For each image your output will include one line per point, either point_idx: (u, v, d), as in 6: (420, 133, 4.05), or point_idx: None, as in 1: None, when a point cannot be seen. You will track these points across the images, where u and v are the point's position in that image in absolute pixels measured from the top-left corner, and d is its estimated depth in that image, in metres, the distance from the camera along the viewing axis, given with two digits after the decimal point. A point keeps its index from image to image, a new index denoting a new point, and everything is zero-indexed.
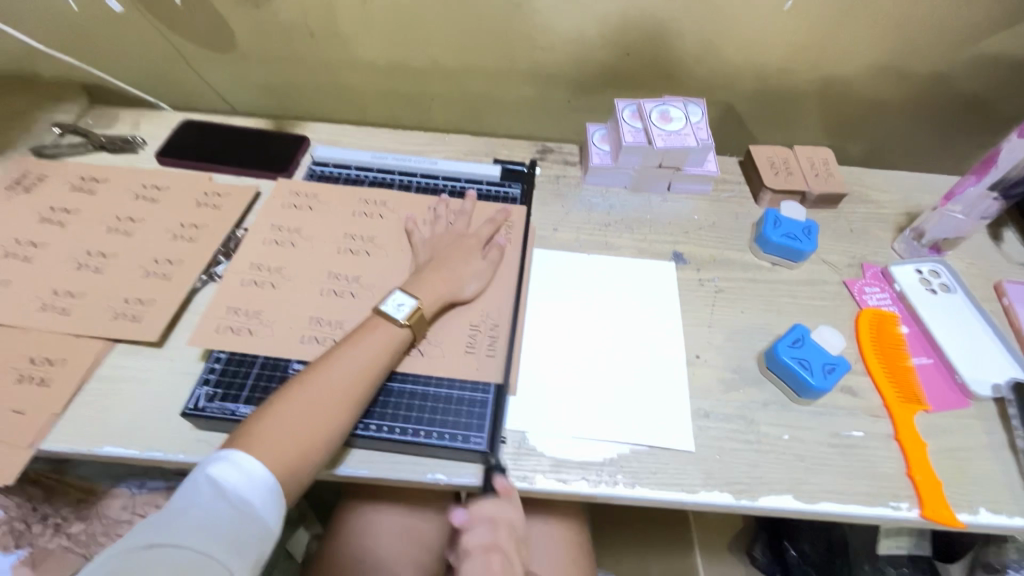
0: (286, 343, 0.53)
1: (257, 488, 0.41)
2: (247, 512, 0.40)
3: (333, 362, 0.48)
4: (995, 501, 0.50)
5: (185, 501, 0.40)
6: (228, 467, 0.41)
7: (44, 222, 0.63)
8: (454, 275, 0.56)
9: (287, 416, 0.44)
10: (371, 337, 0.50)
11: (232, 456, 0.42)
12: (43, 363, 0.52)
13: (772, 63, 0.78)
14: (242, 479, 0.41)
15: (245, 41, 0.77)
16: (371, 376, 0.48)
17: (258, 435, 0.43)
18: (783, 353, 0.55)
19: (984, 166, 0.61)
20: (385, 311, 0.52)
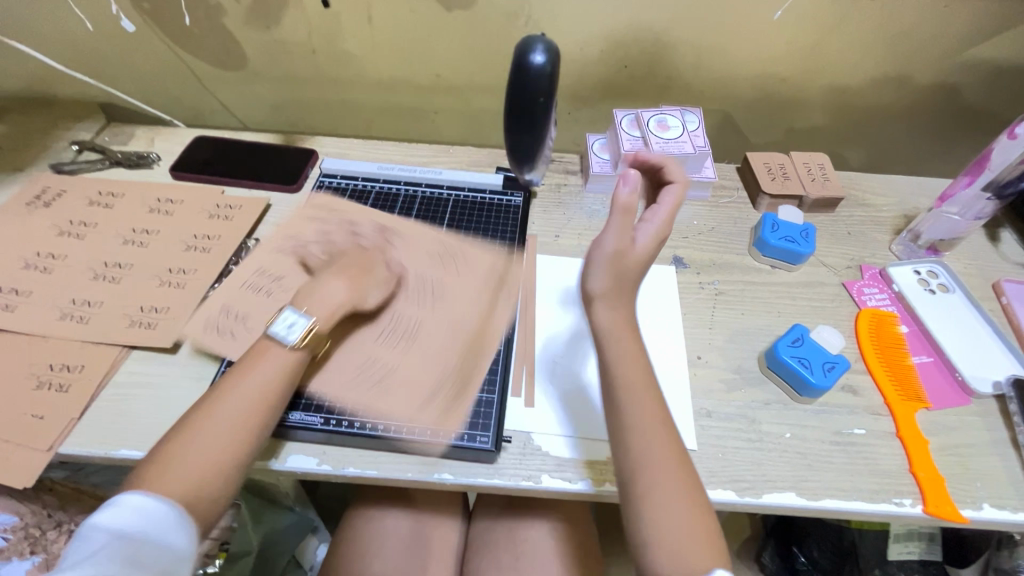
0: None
1: (156, 522, 0.39)
2: (156, 544, 0.39)
3: (245, 376, 0.47)
4: (999, 497, 0.50)
5: (86, 549, 0.38)
6: (122, 510, 0.39)
7: (63, 235, 0.65)
8: (354, 285, 0.55)
9: (200, 432, 0.43)
10: (265, 359, 0.48)
11: (122, 500, 0.40)
12: (62, 370, 0.54)
13: (767, 72, 0.80)
14: (137, 517, 0.39)
15: (256, 60, 0.80)
16: (267, 388, 0.47)
17: (175, 456, 0.42)
18: (783, 352, 0.56)
19: (976, 167, 0.63)
20: (275, 332, 0.49)
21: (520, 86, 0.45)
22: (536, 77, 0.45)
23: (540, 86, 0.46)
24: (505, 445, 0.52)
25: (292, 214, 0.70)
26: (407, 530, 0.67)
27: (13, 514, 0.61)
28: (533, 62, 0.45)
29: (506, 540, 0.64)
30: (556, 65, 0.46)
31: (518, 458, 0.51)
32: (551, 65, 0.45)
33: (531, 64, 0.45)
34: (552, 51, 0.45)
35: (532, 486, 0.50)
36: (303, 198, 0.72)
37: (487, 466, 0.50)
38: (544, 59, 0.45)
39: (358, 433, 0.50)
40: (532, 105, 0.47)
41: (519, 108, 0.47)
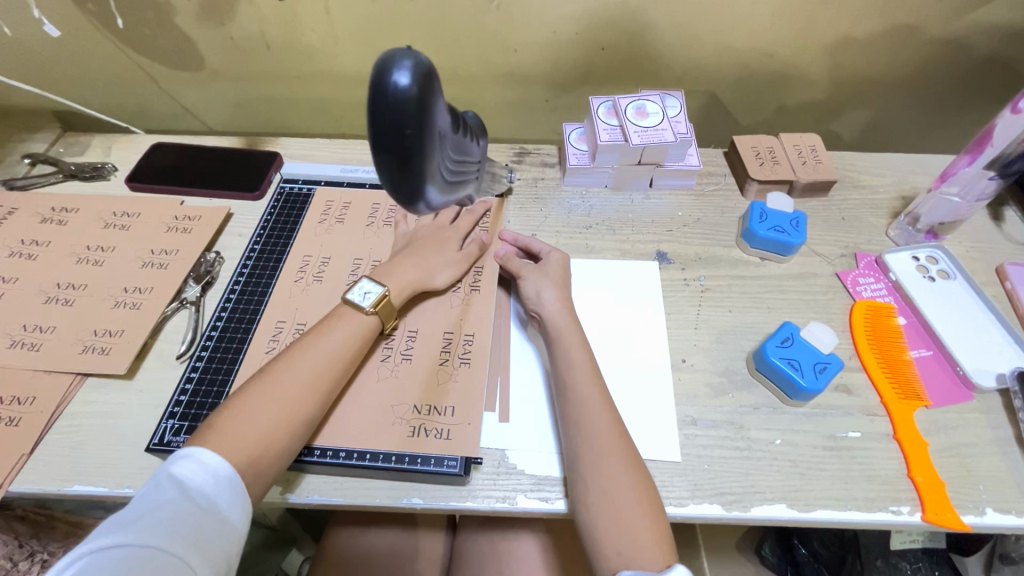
0: (251, 360, 0.53)
1: (222, 487, 0.40)
2: (211, 511, 0.39)
3: (304, 347, 0.48)
4: (1003, 501, 0.48)
5: (148, 502, 0.38)
6: (192, 466, 0.40)
7: (14, 257, 0.62)
8: (424, 264, 0.57)
9: (251, 407, 0.44)
10: (337, 326, 0.50)
11: (194, 454, 0.41)
12: (12, 402, 0.51)
13: (753, 49, 0.75)
14: (207, 478, 0.40)
15: (212, 59, 0.76)
16: (337, 361, 0.48)
17: (216, 434, 0.42)
18: (771, 354, 0.53)
19: (978, 145, 0.58)
20: (352, 299, 0.52)
21: (375, 126, 0.30)
22: (397, 104, 0.29)
23: (407, 111, 0.29)
24: (477, 466, 0.49)
25: (255, 223, 0.67)
26: (388, 546, 0.64)
27: None
28: (391, 80, 0.29)
29: (491, 555, 0.62)
30: (430, 85, 0.30)
31: (492, 479, 0.48)
32: (419, 83, 0.29)
33: (392, 87, 0.29)
34: (422, 67, 0.30)
35: (507, 508, 0.47)
36: (265, 206, 0.69)
37: (459, 489, 0.48)
38: (411, 77, 0.29)
39: (318, 461, 0.47)
40: (398, 139, 0.30)
41: (383, 146, 0.30)
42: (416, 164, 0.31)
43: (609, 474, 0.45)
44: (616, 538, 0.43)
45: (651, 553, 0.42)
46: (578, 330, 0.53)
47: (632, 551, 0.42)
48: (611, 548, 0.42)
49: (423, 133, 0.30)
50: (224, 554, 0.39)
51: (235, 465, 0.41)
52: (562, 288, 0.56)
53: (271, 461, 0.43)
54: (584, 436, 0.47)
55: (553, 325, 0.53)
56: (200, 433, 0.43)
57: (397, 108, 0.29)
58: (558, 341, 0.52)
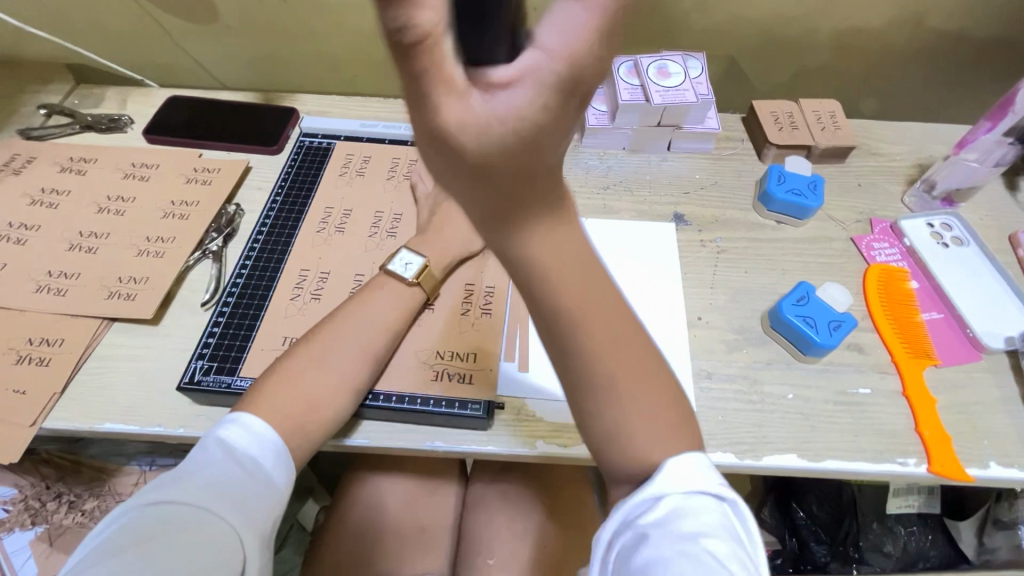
0: (276, 303, 0.55)
1: (267, 450, 0.42)
2: (256, 473, 0.41)
3: (349, 316, 0.49)
4: (1006, 455, 0.49)
5: (194, 462, 0.39)
6: (238, 430, 0.42)
7: (35, 205, 0.62)
8: (460, 230, 0.57)
9: (301, 374, 0.46)
10: (378, 296, 0.51)
11: (241, 419, 0.42)
12: (41, 344, 0.52)
13: (776, 12, 0.74)
14: (252, 441, 0.42)
15: (226, 11, 0.75)
16: (382, 330, 0.49)
17: (269, 398, 0.44)
18: (787, 312, 0.54)
19: (999, 111, 0.58)
20: (393, 270, 0.53)
21: None
22: None
23: None
24: (499, 412, 0.50)
25: (274, 177, 0.67)
26: (405, 495, 0.66)
27: (13, 487, 0.63)
28: None
29: None
30: None
31: (513, 426, 0.50)
32: None
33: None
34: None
35: (527, 453, 0.48)
36: (283, 160, 0.69)
37: (481, 434, 0.49)
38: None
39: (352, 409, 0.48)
40: None
41: None
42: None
43: None
44: None
45: None
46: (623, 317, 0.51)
47: None
48: None
49: None
50: (269, 516, 0.40)
51: (280, 431, 0.43)
52: None
53: (319, 423, 0.45)
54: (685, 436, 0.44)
55: None
56: (250, 395, 0.45)
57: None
58: None
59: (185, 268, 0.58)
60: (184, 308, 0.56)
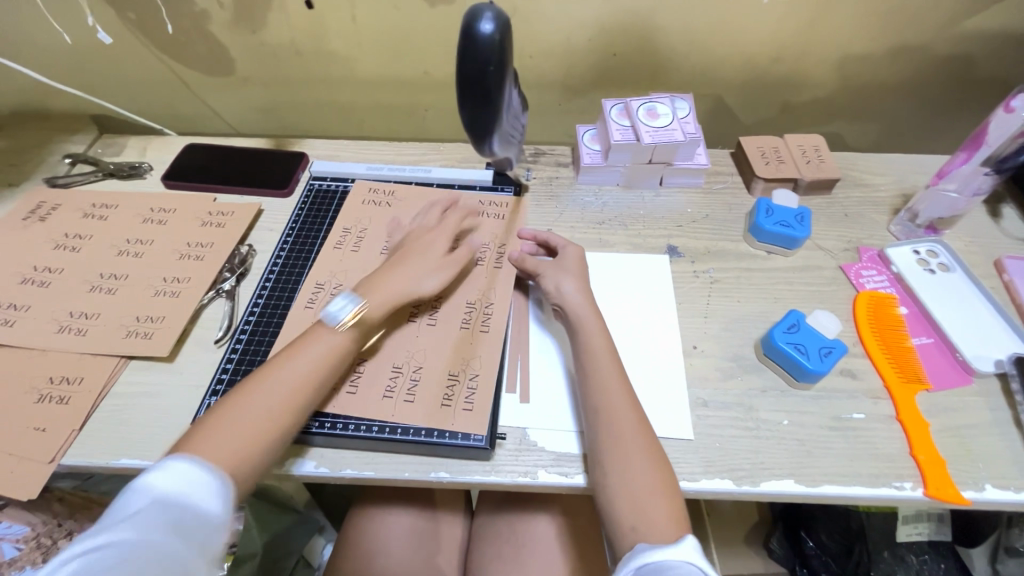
0: (292, 317, 0.58)
1: (200, 489, 0.40)
2: (194, 513, 0.39)
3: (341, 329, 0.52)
4: (1001, 477, 0.50)
5: (128, 513, 0.37)
6: (168, 475, 0.39)
7: (59, 249, 0.65)
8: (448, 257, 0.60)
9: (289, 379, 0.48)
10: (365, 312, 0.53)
11: (167, 464, 0.40)
12: (62, 383, 0.55)
13: (758, 54, 0.78)
14: (182, 485, 0.39)
15: (243, 64, 0.80)
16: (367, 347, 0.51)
17: (261, 402, 0.46)
18: (779, 340, 0.55)
19: (973, 143, 0.61)
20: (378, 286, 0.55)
21: (465, 55, 0.44)
22: (482, 42, 0.44)
23: (490, 53, 0.44)
24: (501, 443, 0.51)
25: (285, 218, 0.71)
26: (410, 528, 0.67)
27: (26, 525, 0.63)
28: (479, 27, 0.44)
29: (509, 535, 0.64)
30: (505, 31, 0.45)
31: (514, 456, 0.51)
32: (498, 28, 0.44)
33: (480, 32, 0.44)
34: (501, 20, 0.44)
35: (529, 482, 0.50)
36: (294, 202, 0.73)
37: (484, 464, 0.50)
38: (493, 26, 0.44)
39: (337, 436, 0.50)
40: (483, 76, 0.45)
41: (469, 82, 0.46)
42: (490, 102, 0.47)
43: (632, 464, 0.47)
44: (634, 515, 0.45)
45: (665, 526, 0.44)
46: (603, 330, 0.55)
47: (648, 524, 0.44)
48: (627, 522, 0.45)
49: (497, 72, 0.45)
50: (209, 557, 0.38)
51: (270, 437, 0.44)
52: (580, 280, 0.59)
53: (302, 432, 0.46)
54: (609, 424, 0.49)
55: (577, 320, 0.55)
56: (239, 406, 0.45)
57: (483, 47, 0.44)
58: (581, 330, 0.55)
59: (199, 307, 0.61)
60: (198, 344, 0.59)
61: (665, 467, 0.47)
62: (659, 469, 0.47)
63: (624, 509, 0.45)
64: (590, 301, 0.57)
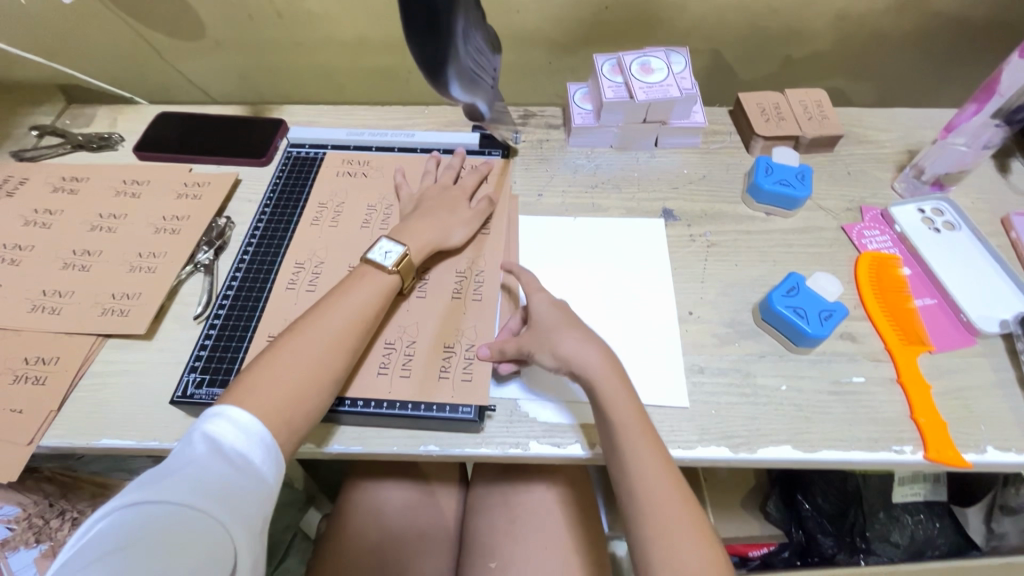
0: (275, 297, 0.56)
1: (254, 444, 0.41)
2: (247, 470, 0.40)
3: (328, 308, 0.49)
4: (1004, 439, 0.49)
5: (181, 460, 0.39)
6: (226, 425, 0.41)
7: (29, 225, 0.63)
8: (440, 224, 0.57)
9: (282, 361, 0.45)
10: (360, 286, 0.51)
11: (228, 413, 0.41)
12: (37, 362, 0.53)
13: (759, 4, 0.74)
14: (240, 438, 0.41)
15: (213, 26, 0.75)
16: (364, 324, 0.49)
17: (252, 386, 0.43)
18: (777, 303, 0.54)
19: (984, 93, 0.58)
20: (373, 259, 0.52)
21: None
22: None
23: None
24: (491, 414, 0.50)
25: (264, 189, 0.68)
26: (405, 501, 0.66)
27: (17, 505, 0.62)
28: None
29: (504, 506, 0.63)
30: None
31: (504, 427, 0.50)
32: None
33: None
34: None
35: (520, 453, 0.48)
36: (273, 171, 0.69)
37: (474, 436, 0.49)
38: None
39: (341, 411, 0.48)
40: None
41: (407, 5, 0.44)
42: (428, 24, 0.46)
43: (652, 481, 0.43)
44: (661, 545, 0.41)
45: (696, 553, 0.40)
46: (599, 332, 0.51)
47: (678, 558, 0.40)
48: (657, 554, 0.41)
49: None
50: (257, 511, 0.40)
51: (269, 425, 0.42)
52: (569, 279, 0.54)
53: (303, 417, 0.44)
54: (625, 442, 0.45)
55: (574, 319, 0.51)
56: (233, 392, 0.43)
57: None
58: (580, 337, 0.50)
59: (177, 283, 0.59)
60: (177, 321, 0.57)
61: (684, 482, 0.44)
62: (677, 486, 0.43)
63: (652, 539, 0.41)
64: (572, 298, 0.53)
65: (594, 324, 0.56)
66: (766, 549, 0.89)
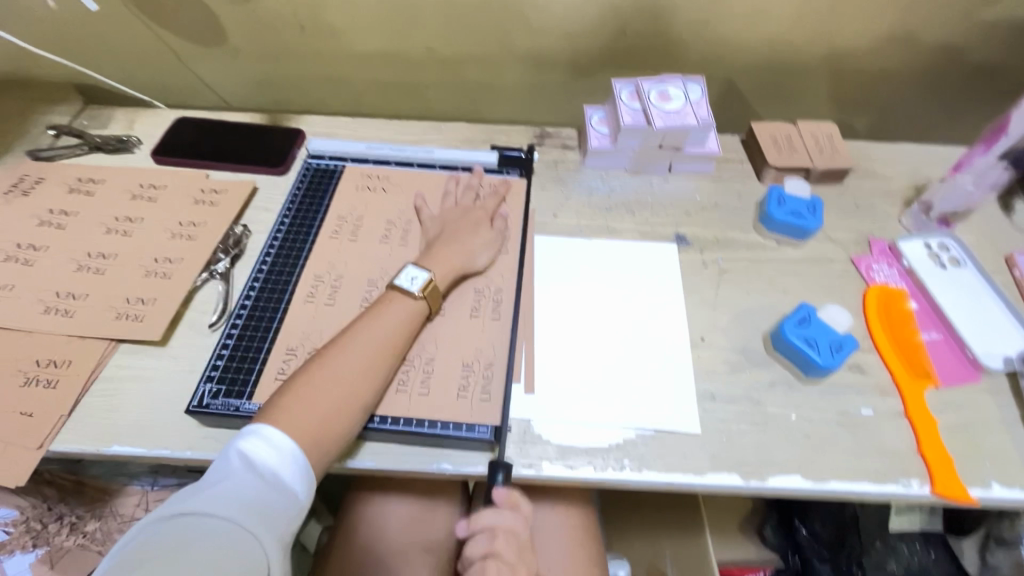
0: (293, 310, 0.56)
1: (285, 460, 0.41)
2: (277, 486, 0.40)
3: (357, 334, 0.49)
4: (1008, 476, 0.50)
5: (216, 477, 0.40)
6: (260, 443, 0.41)
7: (43, 225, 0.62)
8: (464, 248, 0.58)
9: (319, 382, 0.45)
10: (387, 312, 0.51)
11: (262, 431, 0.42)
12: (48, 365, 0.53)
13: (773, 36, 0.76)
14: (272, 454, 0.41)
15: (236, 34, 0.76)
16: (392, 349, 0.49)
17: (286, 407, 0.44)
18: (789, 333, 0.54)
19: (993, 134, 0.59)
20: (400, 285, 0.53)
21: None
22: None
23: None
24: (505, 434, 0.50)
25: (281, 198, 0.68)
26: (409, 516, 0.66)
27: (15, 508, 0.63)
28: None
29: None
30: None
31: (518, 447, 0.50)
32: None
33: None
34: None
35: (533, 474, 0.49)
36: (290, 181, 0.70)
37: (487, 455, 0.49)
38: None
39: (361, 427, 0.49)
40: None
41: None
42: None
43: None
44: None
45: None
46: None
47: None
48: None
49: None
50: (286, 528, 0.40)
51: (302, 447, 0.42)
52: None
53: (335, 441, 0.44)
54: None
55: None
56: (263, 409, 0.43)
57: None
58: None
59: (192, 289, 0.59)
60: (192, 327, 0.57)
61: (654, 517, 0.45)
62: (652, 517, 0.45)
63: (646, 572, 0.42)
64: None
65: (610, 346, 0.56)
66: (761, 573, 0.90)
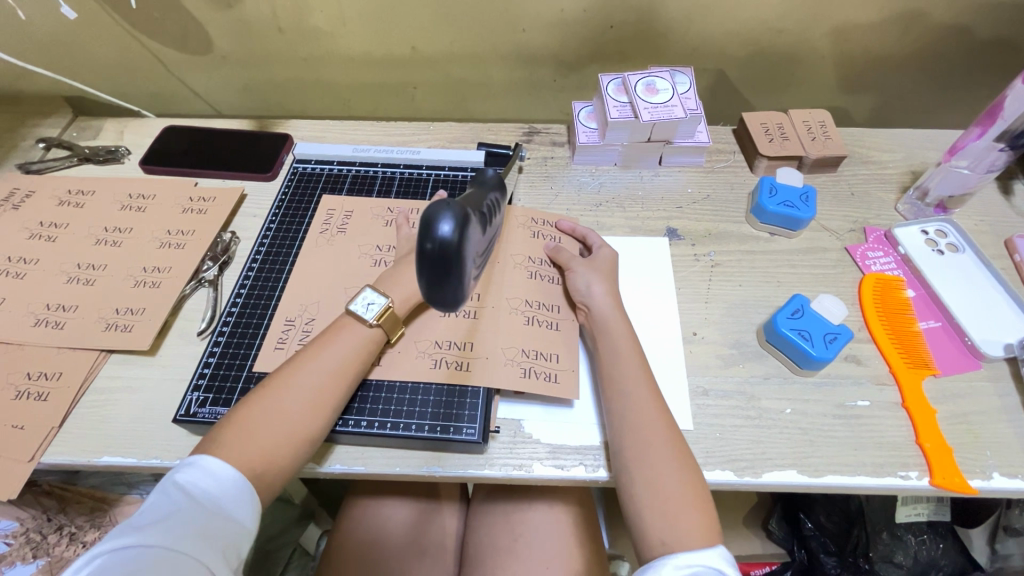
0: (280, 316, 0.56)
1: (229, 489, 0.40)
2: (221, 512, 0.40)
3: (307, 360, 0.47)
4: (1010, 465, 0.49)
5: (156, 512, 0.38)
6: (199, 472, 0.40)
7: (34, 238, 0.63)
8: None
9: (256, 419, 0.43)
10: (338, 339, 0.49)
11: (202, 462, 0.41)
12: (39, 378, 0.53)
13: (764, 24, 0.74)
14: (214, 483, 0.40)
15: (220, 41, 0.76)
16: (342, 380, 0.47)
17: (227, 441, 0.42)
18: (782, 325, 0.54)
19: (988, 117, 0.58)
20: (354, 311, 0.50)
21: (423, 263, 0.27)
22: (439, 250, 0.27)
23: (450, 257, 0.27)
24: (494, 435, 0.50)
25: (270, 204, 0.68)
26: (406, 518, 0.66)
27: (15, 519, 0.63)
28: (435, 230, 0.27)
29: (505, 525, 0.63)
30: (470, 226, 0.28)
31: (508, 448, 0.49)
32: (461, 228, 0.27)
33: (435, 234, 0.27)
34: (464, 210, 0.28)
35: (523, 476, 0.48)
36: (278, 186, 0.70)
37: (477, 457, 0.49)
38: (454, 225, 0.27)
39: (337, 432, 0.48)
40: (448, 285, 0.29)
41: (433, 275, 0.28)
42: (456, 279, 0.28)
43: (659, 468, 0.43)
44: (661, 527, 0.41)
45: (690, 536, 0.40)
46: (627, 326, 0.52)
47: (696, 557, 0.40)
48: (655, 536, 0.41)
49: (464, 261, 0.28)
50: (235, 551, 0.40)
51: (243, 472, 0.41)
52: (611, 283, 0.55)
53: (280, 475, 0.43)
54: (638, 415, 0.46)
55: (603, 323, 0.52)
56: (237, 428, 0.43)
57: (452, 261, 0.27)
58: (607, 334, 0.51)
59: (180, 298, 0.59)
60: (182, 336, 0.57)
61: (685, 456, 0.44)
62: (692, 490, 0.42)
63: (653, 519, 0.41)
64: (617, 305, 0.54)
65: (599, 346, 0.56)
66: (767, 568, 0.92)
